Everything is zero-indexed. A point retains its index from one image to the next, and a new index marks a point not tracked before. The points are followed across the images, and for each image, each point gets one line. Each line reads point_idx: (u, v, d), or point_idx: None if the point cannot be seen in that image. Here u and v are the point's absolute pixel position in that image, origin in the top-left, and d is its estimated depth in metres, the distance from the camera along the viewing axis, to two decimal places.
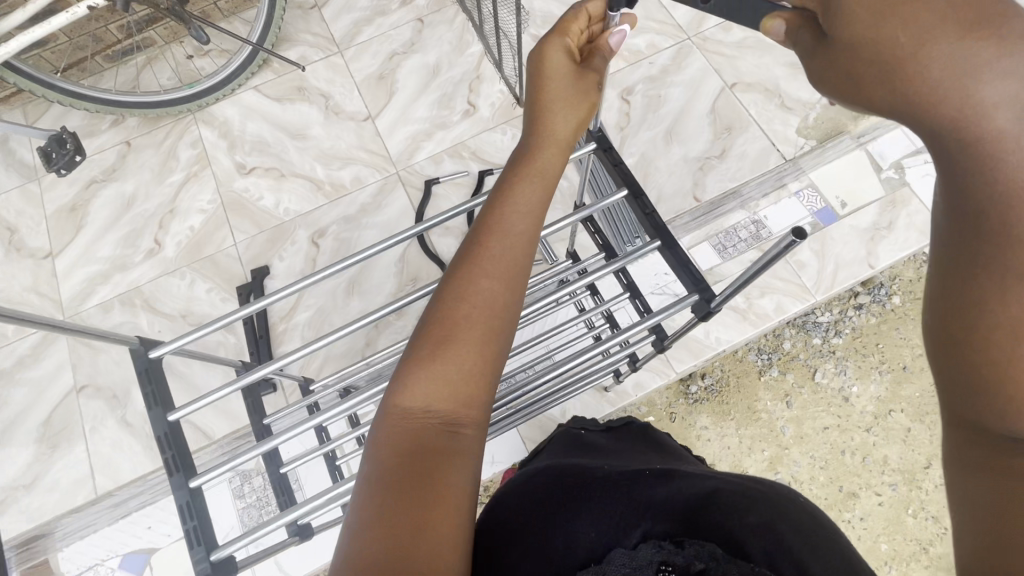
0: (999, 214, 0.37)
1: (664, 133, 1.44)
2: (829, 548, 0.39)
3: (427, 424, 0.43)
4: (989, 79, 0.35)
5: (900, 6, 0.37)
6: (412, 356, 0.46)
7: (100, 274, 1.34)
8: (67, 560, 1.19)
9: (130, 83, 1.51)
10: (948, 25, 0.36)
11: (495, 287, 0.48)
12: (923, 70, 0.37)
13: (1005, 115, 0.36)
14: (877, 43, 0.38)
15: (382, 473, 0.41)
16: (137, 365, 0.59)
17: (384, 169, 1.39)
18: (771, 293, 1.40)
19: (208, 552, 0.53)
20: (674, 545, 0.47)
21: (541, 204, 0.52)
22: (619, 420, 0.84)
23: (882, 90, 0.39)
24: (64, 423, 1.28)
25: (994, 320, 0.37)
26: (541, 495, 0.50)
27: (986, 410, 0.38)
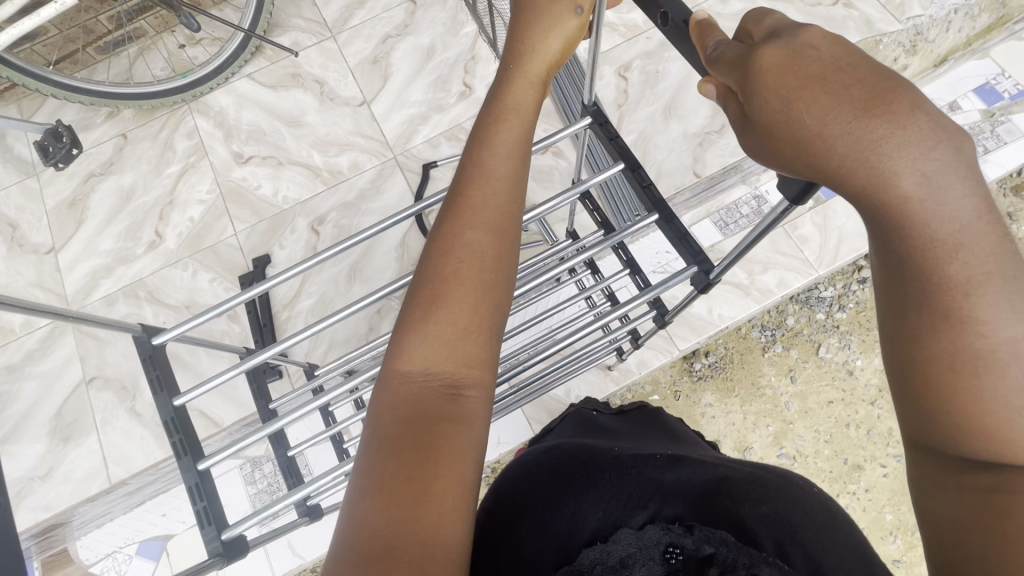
0: (922, 262, 0.36)
1: (663, 109, 1.42)
2: (846, 541, 0.42)
3: (429, 383, 0.44)
4: (893, 152, 0.34)
5: (805, 85, 0.36)
6: (404, 319, 0.47)
7: (103, 268, 1.34)
8: (86, 548, 1.23)
9: (123, 75, 1.50)
10: (844, 105, 0.35)
11: (483, 236, 0.48)
12: (831, 147, 0.35)
13: (912, 182, 0.34)
14: (787, 121, 0.37)
15: (383, 436, 0.42)
16: (141, 350, 0.59)
17: (381, 154, 1.39)
18: (773, 268, 1.40)
19: (219, 532, 0.53)
20: (684, 529, 0.45)
21: (520, 147, 0.51)
22: (632, 405, 0.84)
23: (799, 162, 0.38)
24: (76, 416, 1.29)
25: (928, 366, 0.37)
26: (545, 471, 0.50)
27: (948, 430, 0.37)
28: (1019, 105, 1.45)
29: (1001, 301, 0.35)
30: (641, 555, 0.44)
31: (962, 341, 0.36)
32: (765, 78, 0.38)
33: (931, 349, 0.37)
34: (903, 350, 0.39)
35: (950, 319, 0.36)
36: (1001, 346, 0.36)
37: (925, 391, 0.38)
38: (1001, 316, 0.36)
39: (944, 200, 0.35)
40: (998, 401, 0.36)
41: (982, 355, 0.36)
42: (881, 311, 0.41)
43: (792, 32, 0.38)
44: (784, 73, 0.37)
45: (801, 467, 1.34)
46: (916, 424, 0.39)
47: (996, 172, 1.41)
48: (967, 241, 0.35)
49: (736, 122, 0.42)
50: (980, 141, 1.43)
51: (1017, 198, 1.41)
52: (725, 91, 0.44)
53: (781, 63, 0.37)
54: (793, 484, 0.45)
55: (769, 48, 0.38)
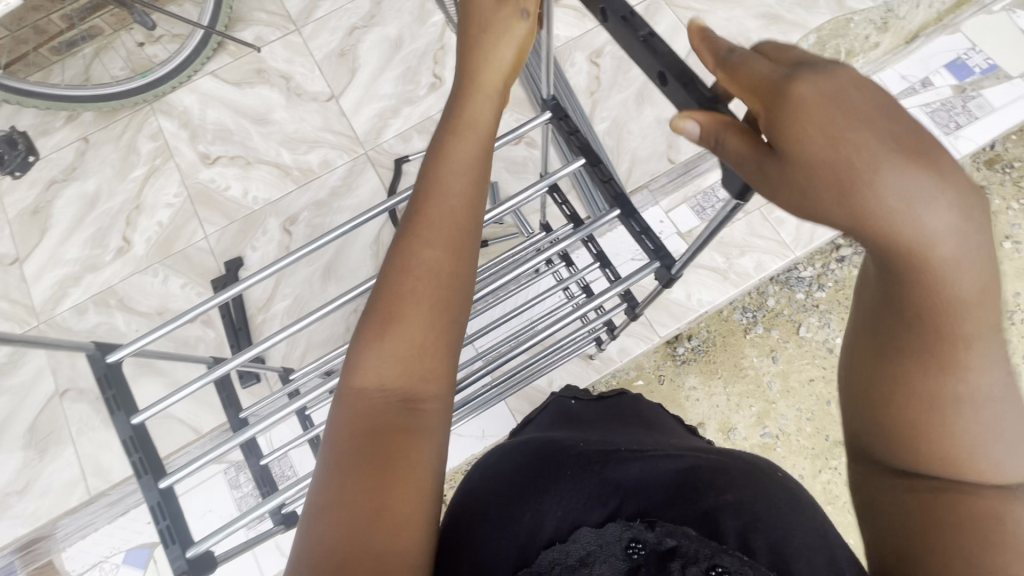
0: (931, 313, 0.36)
1: (636, 94, 1.40)
2: (812, 523, 0.42)
3: (412, 415, 0.43)
4: (940, 214, 0.32)
5: (853, 125, 0.32)
6: (368, 344, 0.44)
7: (71, 276, 1.31)
8: (70, 560, 1.21)
9: (80, 76, 1.45)
10: (898, 153, 0.31)
11: (442, 254, 0.47)
12: (880, 204, 0.32)
13: (947, 246, 0.33)
14: (837, 168, 0.33)
15: (339, 458, 0.41)
16: (96, 370, 0.58)
17: (352, 150, 1.36)
18: (750, 251, 1.40)
19: (183, 549, 0.53)
20: (645, 524, 0.44)
21: (485, 164, 0.51)
22: (611, 391, 0.84)
23: (831, 214, 0.34)
24: (50, 428, 1.27)
25: (903, 400, 0.39)
26: (509, 469, 0.49)
27: (928, 456, 0.38)
28: (990, 79, 1.46)
29: (991, 354, 0.37)
30: (602, 552, 0.42)
31: (949, 388, 0.37)
32: (807, 114, 0.33)
33: (915, 394, 0.38)
34: (888, 388, 0.39)
35: (945, 371, 0.37)
36: (980, 394, 0.37)
37: (904, 426, 0.39)
38: (988, 368, 0.37)
39: (974, 265, 0.33)
40: (969, 441, 0.37)
41: (964, 397, 0.37)
42: (865, 346, 0.41)
43: (828, 66, 0.35)
44: (826, 110, 0.33)
45: (784, 445, 1.36)
46: (885, 450, 0.41)
47: (969, 147, 1.42)
48: (983, 302, 0.35)
49: (752, 156, 0.39)
50: (953, 116, 1.45)
51: (991, 172, 1.45)
52: (710, 123, 0.42)
53: (823, 100, 0.33)
54: (760, 472, 0.45)
55: (809, 82, 0.34)
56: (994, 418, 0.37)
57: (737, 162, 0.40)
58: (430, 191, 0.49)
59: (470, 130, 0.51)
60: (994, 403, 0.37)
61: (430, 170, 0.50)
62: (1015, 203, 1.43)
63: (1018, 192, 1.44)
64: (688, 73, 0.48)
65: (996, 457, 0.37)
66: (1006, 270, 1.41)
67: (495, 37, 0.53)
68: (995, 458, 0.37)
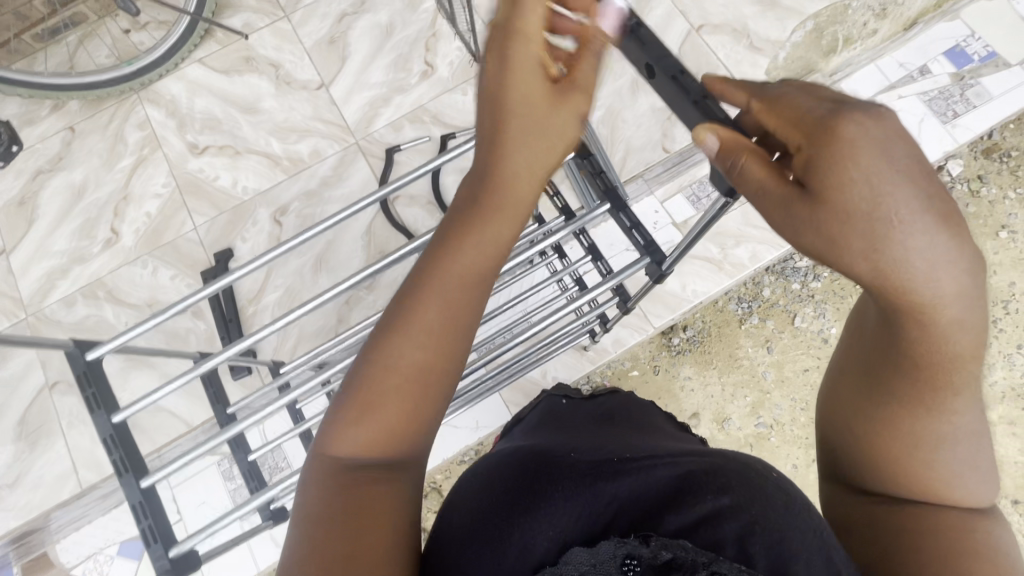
0: (927, 359, 0.41)
1: (630, 83, 1.38)
2: (809, 522, 0.41)
3: (384, 501, 0.42)
4: (946, 280, 0.37)
5: (888, 181, 0.37)
6: (349, 419, 0.44)
7: (59, 268, 1.30)
8: (65, 551, 1.21)
9: (65, 64, 1.43)
10: (931, 217, 0.36)
11: (440, 327, 0.46)
12: (910, 260, 0.37)
13: (952, 306, 0.38)
14: (876, 213, 0.37)
15: (314, 507, 0.41)
16: (75, 367, 0.56)
17: (342, 140, 1.34)
18: (745, 241, 1.39)
19: (166, 549, 0.52)
20: (640, 539, 0.41)
21: (492, 263, 0.49)
22: (604, 389, 0.82)
23: (856, 261, 0.38)
24: (41, 421, 1.26)
25: (898, 435, 0.44)
26: (497, 489, 0.47)
27: (913, 479, 0.44)
28: (988, 67, 1.45)
29: (972, 401, 0.43)
30: (596, 572, 0.40)
31: (933, 428, 0.43)
32: (855, 160, 0.37)
33: (902, 433, 0.43)
34: (877, 430, 0.44)
35: (930, 413, 0.42)
36: (957, 432, 0.43)
37: (887, 459, 0.45)
38: (967, 411, 0.42)
39: (964, 329, 0.39)
40: (944, 471, 0.43)
41: (947, 433, 0.43)
42: (859, 379, 0.46)
43: (872, 111, 0.39)
44: (877, 163, 0.37)
45: (778, 435, 1.37)
46: (870, 476, 0.47)
47: (965, 135, 1.41)
48: (975, 358, 0.41)
49: (773, 187, 0.41)
50: (951, 105, 1.43)
51: (987, 161, 1.44)
52: (724, 140, 0.44)
53: (872, 148, 0.37)
54: (754, 472, 0.44)
55: (860, 125, 0.38)
56: (966, 455, 0.43)
57: (752, 189, 0.42)
58: (436, 276, 0.47)
59: (482, 216, 0.48)
60: (966, 440, 0.43)
61: (438, 251, 0.47)
62: (1011, 192, 1.43)
63: (1015, 181, 1.43)
64: (675, 66, 0.49)
65: (962, 488, 0.44)
66: (1001, 259, 1.41)
67: (538, 124, 0.48)
68: (965, 487, 0.44)
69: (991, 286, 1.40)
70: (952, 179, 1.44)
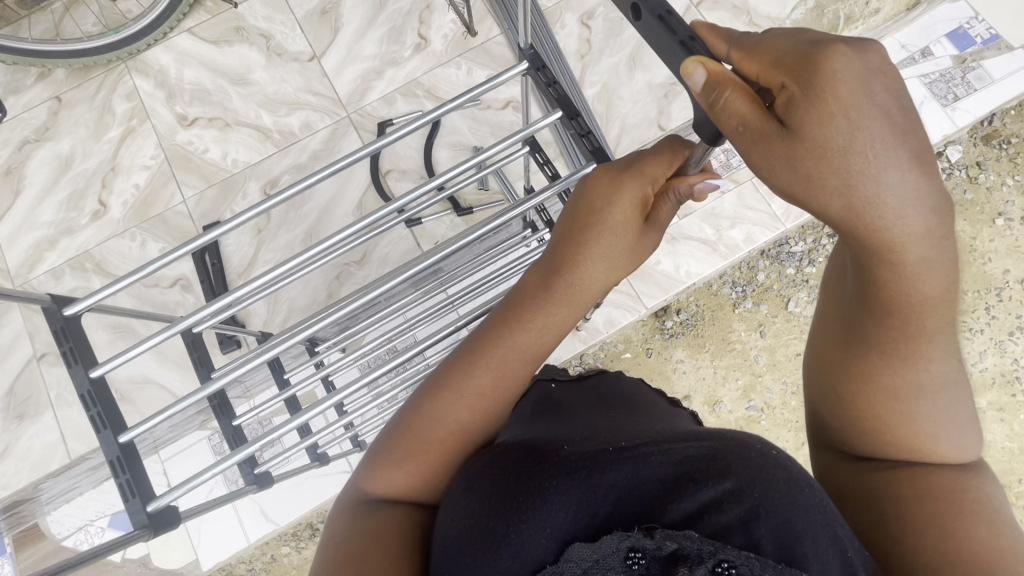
0: (891, 306, 0.44)
1: (628, 59, 1.34)
2: (812, 499, 0.41)
3: (400, 521, 0.48)
4: (914, 222, 0.39)
5: (869, 121, 0.36)
6: (393, 455, 0.50)
7: (48, 239, 1.29)
8: (57, 522, 1.26)
9: (51, 32, 1.40)
10: (902, 157, 0.37)
11: (480, 409, 0.51)
12: (881, 206, 0.38)
13: (916, 250, 0.40)
14: (851, 149, 0.37)
15: (345, 535, 0.48)
16: (52, 323, 0.56)
17: (334, 113, 1.32)
18: (741, 223, 1.38)
19: (144, 504, 0.53)
20: (643, 531, 0.40)
21: (547, 351, 0.53)
22: (590, 369, 0.80)
23: (834, 206, 0.39)
24: (29, 393, 1.26)
25: (886, 395, 0.47)
26: (491, 490, 0.45)
27: (891, 441, 0.48)
28: (991, 50, 1.43)
29: (943, 349, 0.45)
30: (600, 566, 0.40)
31: (911, 378, 0.46)
32: (840, 95, 0.36)
33: (883, 388, 0.46)
34: (863, 383, 0.47)
35: (906, 361, 0.45)
36: (937, 381, 0.46)
37: (865, 422, 0.48)
38: (941, 361, 0.45)
39: (930, 275, 0.42)
40: (925, 425, 0.47)
41: (922, 386, 0.46)
42: (837, 338, 0.49)
43: (855, 46, 0.37)
44: (859, 101, 0.36)
45: (768, 418, 1.39)
46: (858, 441, 0.50)
47: (965, 120, 1.40)
48: (936, 303, 0.43)
49: (755, 122, 0.39)
50: (952, 88, 1.41)
51: (987, 148, 1.43)
52: (713, 78, 0.40)
53: (853, 82, 0.36)
54: (753, 449, 0.42)
55: (843, 59, 0.36)
56: (947, 406, 0.47)
57: (733, 124, 0.40)
58: (491, 352, 0.51)
59: (551, 310, 0.52)
60: (946, 390, 0.46)
61: (505, 320, 0.52)
62: (1009, 179, 1.42)
63: (1013, 167, 1.42)
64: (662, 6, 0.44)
65: (945, 441, 0.47)
66: (996, 246, 1.41)
67: (609, 256, 0.51)
68: (947, 443, 0.47)
69: (985, 274, 1.40)
70: (951, 165, 1.43)
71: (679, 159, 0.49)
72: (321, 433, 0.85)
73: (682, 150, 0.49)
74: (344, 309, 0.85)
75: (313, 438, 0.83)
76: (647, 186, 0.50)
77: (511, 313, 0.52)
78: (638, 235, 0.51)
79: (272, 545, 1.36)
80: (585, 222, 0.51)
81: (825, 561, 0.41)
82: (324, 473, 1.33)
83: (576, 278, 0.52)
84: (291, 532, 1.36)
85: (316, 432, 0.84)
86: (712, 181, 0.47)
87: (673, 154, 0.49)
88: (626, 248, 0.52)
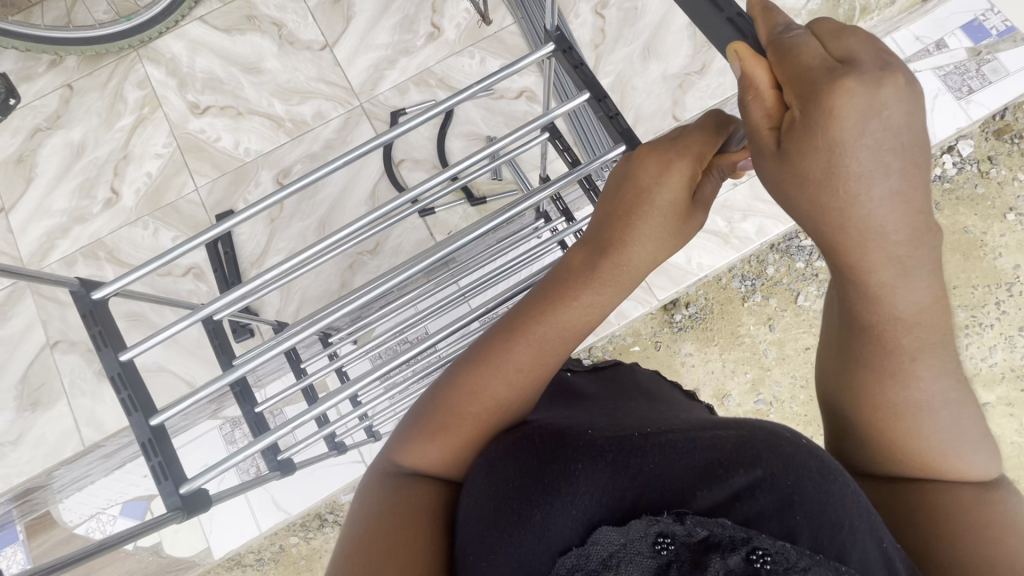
0: (880, 327, 0.44)
1: (642, 49, 1.33)
2: (845, 492, 0.40)
3: (421, 498, 0.48)
4: (884, 250, 0.39)
5: (855, 156, 0.36)
6: (430, 429, 0.50)
7: (60, 227, 1.28)
8: (70, 511, 1.26)
9: (62, 19, 1.39)
10: (881, 191, 0.37)
11: (517, 388, 0.50)
12: (849, 235, 0.39)
13: (885, 273, 0.41)
14: (829, 182, 0.37)
15: (372, 506, 0.48)
16: (81, 307, 0.57)
17: (346, 102, 1.31)
18: (753, 216, 1.37)
19: (177, 486, 0.54)
20: (673, 516, 0.39)
21: (586, 333, 0.53)
22: (605, 360, 0.78)
23: (808, 223, 0.40)
24: (42, 381, 1.26)
25: (890, 411, 0.45)
26: (514, 470, 0.44)
27: (903, 459, 0.46)
28: (1006, 42, 1.42)
29: (935, 365, 0.44)
30: (627, 551, 0.38)
31: (904, 395, 0.45)
32: (834, 131, 0.35)
33: (883, 402, 0.45)
34: (864, 397, 0.46)
35: (894, 378, 0.45)
36: (932, 399, 0.45)
37: (881, 439, 0.47)
38: (934, 378, 0.45)
39: (910, 293, 0.42)
40: (930, 441, 0.45)
41: (920, 404, 0.45)
42: (833, 349, 0.48)
43: (876, 72, 0.35)
44: (853, 136, 0.35)
45: (777, 412, 1.39)
46: (877, 460, 0.48)
47: (979, 113, 1.39)
48: (922, 319, 0.43)
49: (768, 131, 0.39)
50: (966, 80, 1.41)
51: (999, 142, 1.42)
52: (745, 74, 0.39)
53: (857, 116, 0.35)
54: (783, 442, 0.42)
55: (852, 91, 0.35)
56: (953, 421, 0.45)
57: (750, 131, 0.40)
58: (534, 331, 0.51)
59: (599, 291, 0.52)
60: (945, 407, 0.45)
61: (547, 302, 0.52)
62: (1021, 174, 1.41)
63: None
64: None
65: (949, 459, 0.46)
66: (1007, 241, 1.40)
67: (655, 236, 0.52)
68: (958, 460, 0.46)
69: (996, 268, 1.39)
70: (962, 160, 1.42)
71: (721, 138, 0.50)
72: (339, 423, 0.84)
73: (725, 132, 0.50)
74: (360, 299, 0.84)
75: (332, 426, 0.83)
76: (694, 163, 0.50)
77: (553, 293, 0.52)
78: (684, 217, 0.52)
79: (280, 535, 1.37)
80: (631, 194, 0.51)
81: (865, 544, 0.39)
82: (334, 463, 1.33)
83: (623, 254, 0.52)
84: (300, 522, 1.37)
85: (333, 421, 0.83)
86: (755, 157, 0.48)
87: (715, 129, 0.50)
88: (675, 225, 0.52)
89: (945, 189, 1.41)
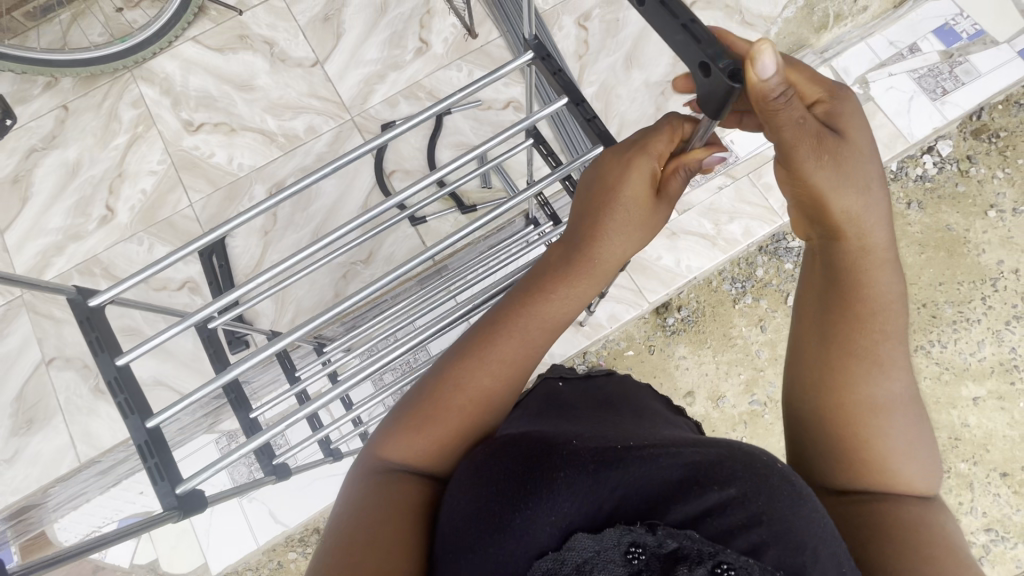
0: (871, 323, 0.47)
1: (624, 58, 1.37)
2: (810, 513, 0.42)
3: (405, 494, 0.49)
4: (884, 231, 0.46)
5: (864, 145, 0.46)
6: (415, 424, 0.51)
7: (55, 245, 1.30)
8: (64, 530, 1.28)
9: (58, 43, 1.43)
10: (879, 175, 0.46)
11: (498, 380, 0.52)
12: (872, 211, 0.46)
13: (883, 257, 0.47)
14: (863, 159, 0.45)
15: (354, 505, 0.48)
16: (79, 313, 0.58)
17: (338, 117, 1.34)
18: (739, 217, 1.40)
19: (172, 486, 0.55)
20: (646, 527, 0.42)
21: (566, 324, 0.55)
22: (599, 370, 0.80)
23: (851, 205, 0.45)
24: (37, 399, 1.26)
25: (851, 412, 0.47)
26: (515, 463, 0.45)
27: (861, 468, 0.47)
28: (976, 45, 1.47)
29: (900, 362, 0.48)
30: (600, 558, 0.40)
31: (876, 394, 0.47)
32: (857, 126, 0.46)
33: (855, 401, 0.47)
34: (830, 396, 0.48)
35: (879, 373, 0.47)
36: (898, 401, 0.47)
37: (853, 454, 0.47)
38: (903, 377, 0.47)
39: (888, 285, 0.47)
40: (894, 446, 0.47)
41: (889, 405, 0.47)
42: (810, 362, 0.49)
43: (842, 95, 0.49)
44: (864, 130, 0.46)
45: (772, 412, 1.40)
46: (831, 471, 0.49)
47: (954, 113, 1.43)
48: (891, 315, 0.47)
49: (812, 123, 0.44)
50: (940, 82, 1.45)
51: (977, 142, 1.46)
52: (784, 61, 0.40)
53: (859, 117, 0.47)
54: (759, 462, 0.43)
55: (852, 102, 0.47)
56: (910, 433, 0.47)
57: (797, 119, 0.42)
58: (516, 322, 0.53)
59: (577, 284, 0.54)
60: (905, 412, 0.47)
61: (529, 295, 0.54)
62: (999, 171, 1.45)
63: (1003, 160, 1.45)
64: None
65: (907, 468, 0.47)
66: (989, 238, 1.43)
67: (626, 232, 0.54)
68: (917, 473, 0.47)
69: (980, 264, 1.42)
70: (942, 159, 1.46)
71: (680, 135, 0.53)
72: (332, 427, 0.84)
73: (684, 125, 0.52)
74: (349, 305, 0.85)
75: (326, 430, 0.83)
76: (657, 162, 0.53)
77: (534, 286, 0.55)
78: (652, 210, 0.54)
79: (278, 551, 1.35)
80: (602, 193, 0.54)
81: (827, 569, 0.40)
82: (333, 473, 1.34)
83: (598, 248, 0.54)
84: (298, 537, 1.35)
85: (326, 425, 0.83)
86: (718, 154, 0.51)
87: (673, 132, 0.52)
88: (644, 219, 0.54)
89: (927, 188, 1.45)
